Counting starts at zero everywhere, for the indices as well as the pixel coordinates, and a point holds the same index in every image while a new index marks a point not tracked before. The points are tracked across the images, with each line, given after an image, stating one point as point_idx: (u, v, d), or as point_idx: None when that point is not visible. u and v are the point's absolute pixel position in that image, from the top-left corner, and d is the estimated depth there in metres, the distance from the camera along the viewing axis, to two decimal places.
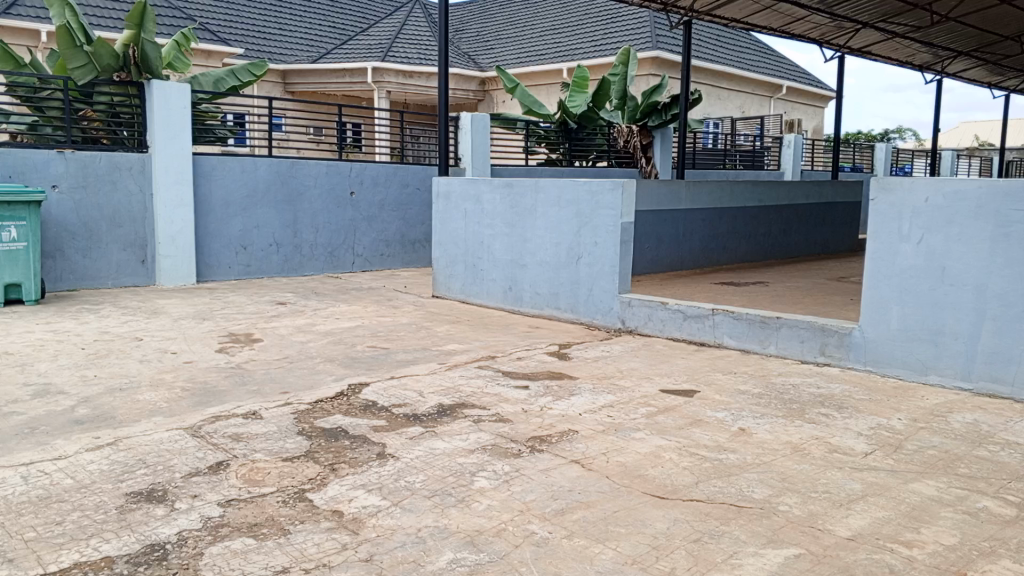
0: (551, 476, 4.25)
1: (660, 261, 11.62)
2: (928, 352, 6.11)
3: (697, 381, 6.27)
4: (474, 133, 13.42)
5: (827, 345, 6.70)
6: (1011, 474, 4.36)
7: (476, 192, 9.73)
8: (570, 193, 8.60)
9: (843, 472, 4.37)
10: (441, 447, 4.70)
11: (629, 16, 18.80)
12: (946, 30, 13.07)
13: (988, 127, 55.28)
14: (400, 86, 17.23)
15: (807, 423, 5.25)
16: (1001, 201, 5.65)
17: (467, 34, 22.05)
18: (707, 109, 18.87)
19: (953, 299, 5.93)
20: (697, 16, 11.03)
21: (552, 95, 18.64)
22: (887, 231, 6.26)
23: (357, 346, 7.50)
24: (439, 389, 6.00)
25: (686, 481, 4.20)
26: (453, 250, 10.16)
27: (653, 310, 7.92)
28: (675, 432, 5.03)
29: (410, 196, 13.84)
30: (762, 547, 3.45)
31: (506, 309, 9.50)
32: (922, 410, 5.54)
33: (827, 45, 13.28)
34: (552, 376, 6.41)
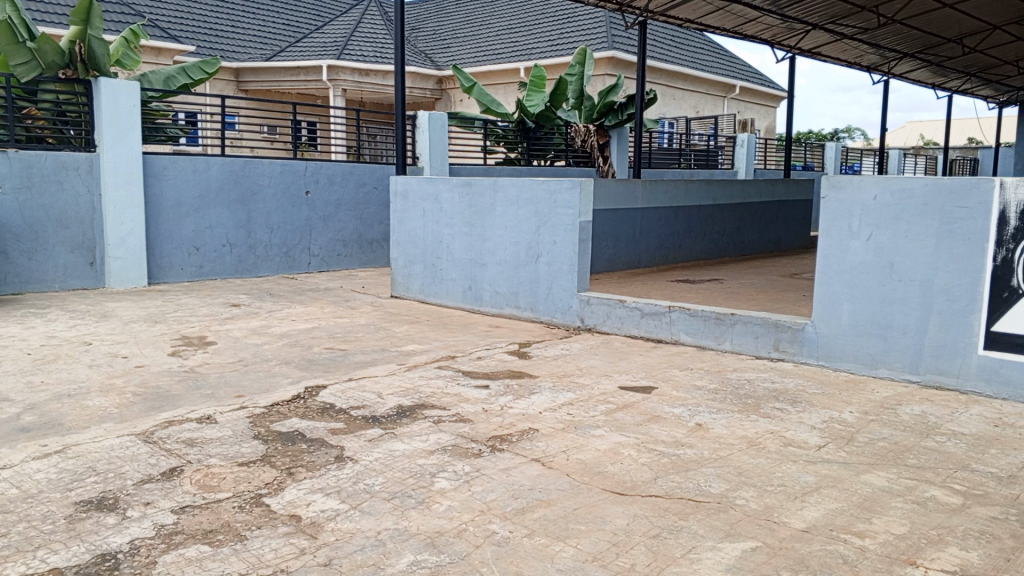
0: (511, 475, 4.25)
1: (617, 259, 11.72)
2: (878, 347, 6.26)
3: (655, 377, 6.33)
4: (431, 131, 13.36)
5: (781, 341, 6.82)
6: (956, 463, 4.49)
7: (434, 191, 9.69)
8: (528, 192, 8.62)
9: (797, 465, 4.46)
10: (400, 448, 4.67)
11: (586, 15, 18.90)
12: (892, 32, 13.41)
13: (932, 126, 56.89)
14: (356, 84, 17.06)
15: (762, 417, 5.34)
16: (946, 198, 5.81)
17: (423, 32, 21.93)
18: (662, 108, 19.07)
19: (902, 295, 6.09)
20: (652, 16, 11.13)
21: (509, 94, 18.67)
22: (837, 229, 6.40)
23: (314, 348, 7.42)
24: (397, 390, 5.96)
25: (645, 477, 4.24)
26: (411, 249, 10.10)
27: (611, 308, 7.97)
28: (634, 428, 5.08)
29: (367, 195, 13.73)
30: (720, 541, 3.50)
31: (465, 308, 9.48)
32: (872, 403, 5.68)
33: (779, 46, 13.51)
34: (512, 374, 6.42)
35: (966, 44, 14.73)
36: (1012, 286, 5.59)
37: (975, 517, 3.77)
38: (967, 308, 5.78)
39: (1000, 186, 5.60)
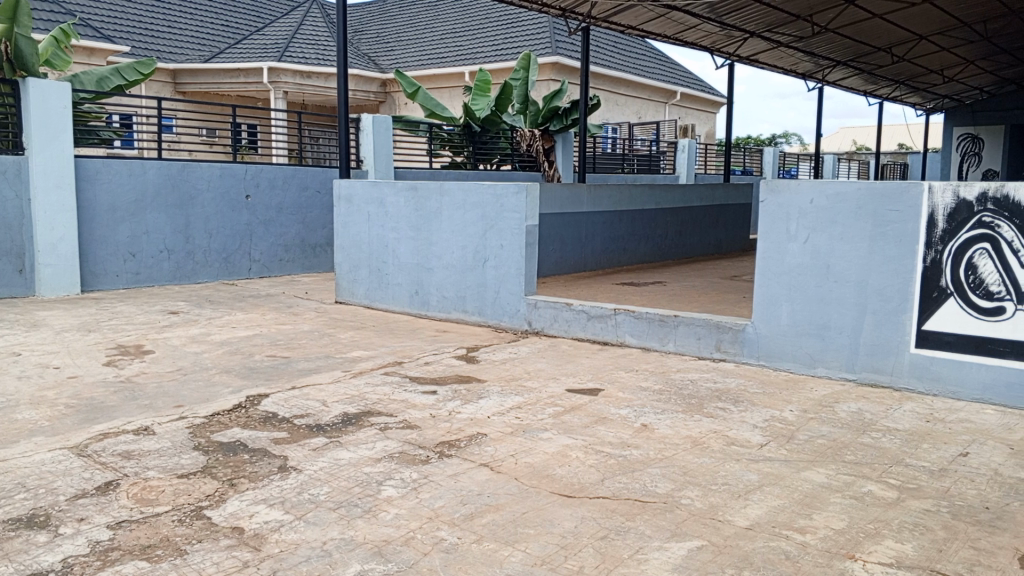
0: (459, 481, 4.23)
1: (564, 262, 11.79)
2: (816, 347, 6.43)
3: (602, 379, 6.39)
4: (376, 134, 13.24)
5: (723, 341, 6.95)
6: (891, 458, 4.64)
7: (379, 194, 9.61)
8: (475, 196, 8.61)
9: (740, 464, 4.54)
10: (346, 457, 4.60)
11: (530, 21, 19.02)
12: (825, 41, 13.82)
13: (864, 132, 58.81)
14: (297, 87, 16.80)
15: (705, 417, 5.43)
16: (879, 201, 6.01)
17: (366, 35, 21.74)
18: (605, 114, 19.31)
19: (838, 295, 6.27)
20: (594, 22, 11.24)
21: (455, 98, 18.65)
22: (775, 232, 6.55)
23: (256, 356, 7.26)
24: (343, 397, 5.88)
25: (592, 479, 4.27)
26: (356, 254, 9.99)
27: (558, 311, 8.02)
28: (581, 431, 5.11)
29: (309, 200, 13.51)
30: (667, 541, 3.54)
31: (412, 313, 9.41)
32: (811, 401, 5.83)
33: (718, 53, 13.80)
34: (461, 379, 6.39)
35: (895, 52, 15.28)
36: (941, 287, 5.81)
37: (909, 510, 3.90)
38: (899, 307, 5.98)
39: (928, 190, 5.82)
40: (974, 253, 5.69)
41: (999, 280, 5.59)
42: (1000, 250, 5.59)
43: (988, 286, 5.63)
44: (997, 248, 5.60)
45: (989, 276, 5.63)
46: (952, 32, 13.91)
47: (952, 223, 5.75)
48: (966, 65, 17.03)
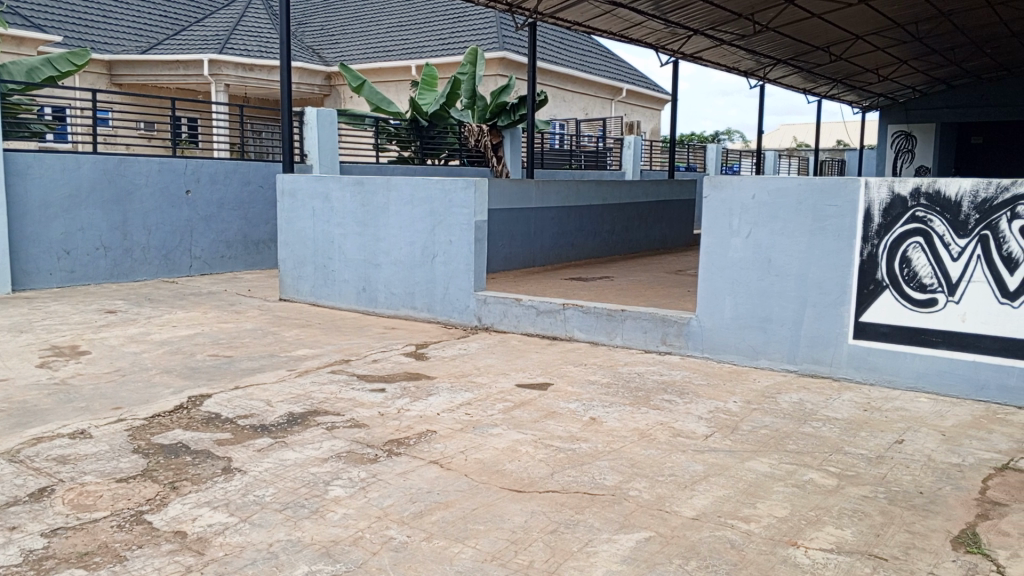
0: (408, 479, 4.19)
1: (512, 258, 11.81)
2: (758, 339, 6.57)
3: (551, 374, 6.42)
4: (320, 129, 13.05)
5: (668, 335, 7.05)
6: (831, 447, 4.77)
7: (324, 189, 9.46)
8: (423, 191, 8.54)
9: (686, 455, 4.61)
10: (292, 457, 4.53)
11: (476, 15, 18.96)
12: (766, 39, 14.11)
13: (804, 130, 60.23)
14: (239, 80, 16.43)
15: (652, 409, 5.50)
16: (818, 197, 6.16)
17: (310, 28, 21.37)
18: (553, 110, 19.43)
19: (779, 289, 6.41)
20: (540, 18, 11.26)
21: (401, 93, 18.48)
22: (718, 227, 6.67)
23: (198, 355, 7.09)
24: (288, 396, 5.78)
25: (542, 473, 4.28)
26: (300, 250, 9.83)
27: (508, 307, 8.02)
28: (531, 425, 5.12)
29: (252, 195, 13.23)
30: (615, 533, 3.58)
31: (359, 310, 9.31)
32: (754, 392, 5.96)
33: (662, 50, 13.97)
34: (410, 376, 6.35)
35: (832, 51, 15.68)
36: (877, 280, 5.99)
37: (848, 497, 4.01)
38: (838, 300, 6.15)
39: (865, 185, 5.99)
40: (909, 247, 5.88)
41: (931, 273, 5.79)
42: (933, 243, 5.79)
43: (922, 279, 5.83)
44: (930, 242, 5.80)
45: (922, 269, 5.82)
46: (886, 32, 14.35)
47: (888, 217, 5.94)
48: (900, 65, 17.56)
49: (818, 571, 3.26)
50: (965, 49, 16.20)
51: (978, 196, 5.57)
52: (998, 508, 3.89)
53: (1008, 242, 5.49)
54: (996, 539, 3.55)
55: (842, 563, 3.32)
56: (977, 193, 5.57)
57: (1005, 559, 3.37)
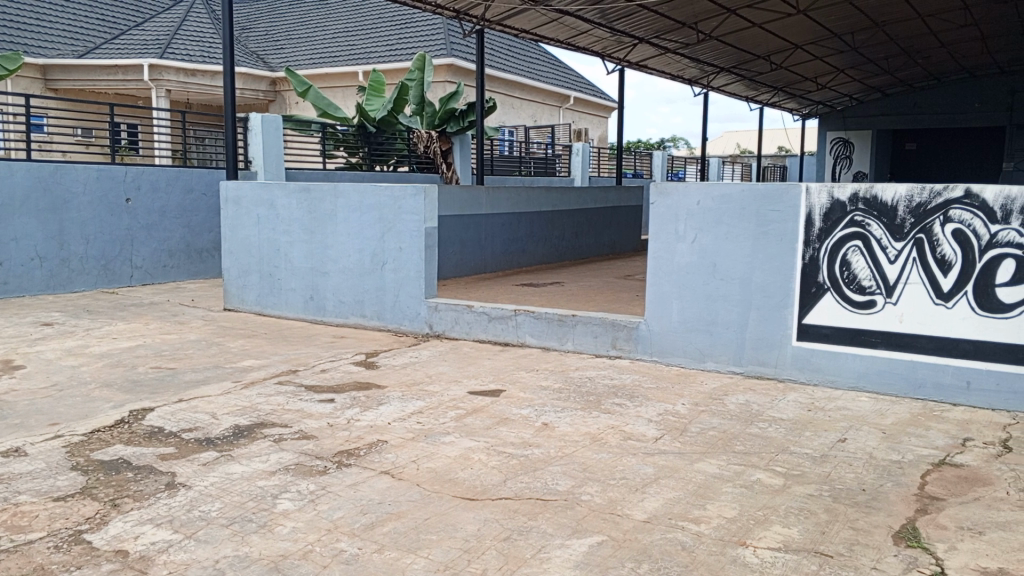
0: (359, 491, 4.14)
1: (464, 264, 11.80)
2: (704, 341, 6.68)
3: (503, 380, 6.42)
4: (265, 134, 12.82)
5: (618, 339, 7.12)
6: (777, 447, 4.87)
7: (269, 196, 9.30)
8: (372, 198, 8.48)
9: (637, 458, 4.66)
10: (238, 471, 4.43)
11: (423, 22, 18.95)
12: (709, 48, 14.38)
13: (747, 136, 61.69)
14: (181, 85, 16.08)
15: (603, 413, 5.54)
16: (760, 202, 6.30)
17: (254, 33, 21.03)
18: (502, 117, 19.55)
19: (724, 293, 6.52)
20: (487, 25, 11.28)
21: (348, 99, 18.31)
22: (665, 232, 6.76)
23: (139, 368, 6.90)
24: (234, 409, 5.66)
25: (494, 480, 4.27)
26: (245, 259, 9.64)
27: (459, 314, 8.00)
28: (483, 432, 5.11)
29: (195, 203, 12.95)
30: (568, 538, 3.59)
31: (307, 319, 9.17)
32: (702, 394, 6.05)
33: (609, 58, 14.12)
34: (360, 386, 6.27)
35: (773, 60, 16.07)
36: (818, 282, 6.15)
37: (795, 496, 4.10)
38: (781, 303, 6.29)
39: (805, 191, 6.16)
40: (848, 250, 6.05)
41: (870, 275, 5.96)
42: (871, 247, 5.97)
43: (861, 281, 6.00)
44: (868, 245, 5.98)
45: (861, 272, 6.00)
46: (824, 42, 14.77)
47: (827, 222, 6.10)
48: (838, 73, 18.09)
49: (766, 569, 3.31)
50: (899, 59, 16.76)
51: (913, 201, 5.76)
52: (936, 502, 4.01)
53: (941, 245, 5.68)
54: (935, 533, 3.66)
55: (789, 561, 3.38)
56: (912, 198, 5.77)
57: (943, 552, 3.48)
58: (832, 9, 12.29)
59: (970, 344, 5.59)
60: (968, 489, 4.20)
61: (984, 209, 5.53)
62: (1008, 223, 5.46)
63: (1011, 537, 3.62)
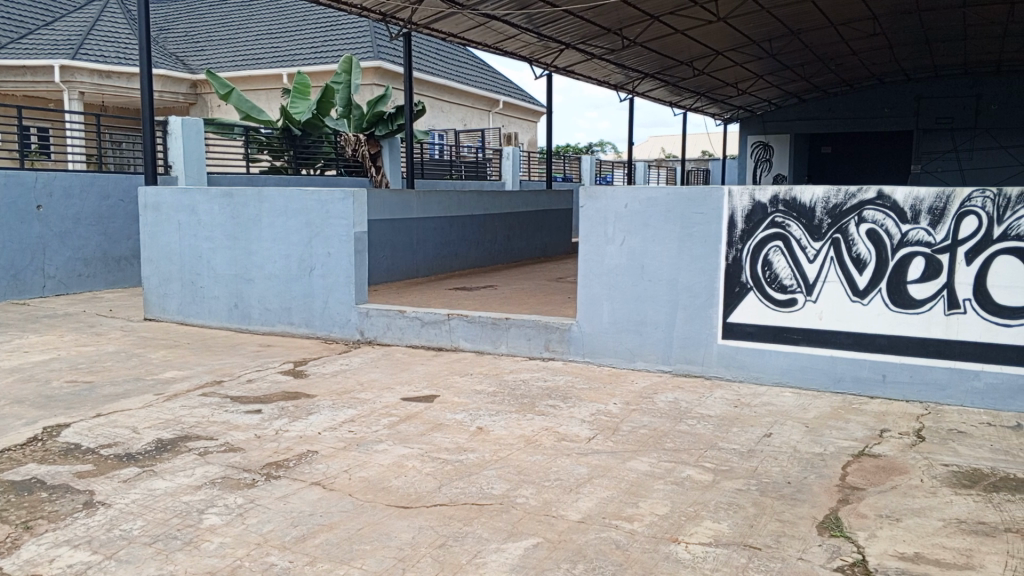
0: (289, 503, 4.04)
1: (395, 269, 11.70)
2: (634, 341, 6.78)
3: (437, 385, 6.38)
4: (186, 138, 12.42)
5: (551, 341, 7.16)
6: (706, 443, 4.98)
7: (191, 201, 9.02)
8: (298, 202, 8.31)
9: (571, 458, 4.69)
10: (161, 487, 4.26)
11: (349, 24, 18.71)
12: (634, 53, 14.63)
13: (670, 141, 63.22)
14: (95, 87, 15.48)
15: (537, 415, 5.56)
16: (686, 205, 6.44)
17: (172, 34, 20.38)
18: (432, 120, 19.50)
19: (652, 293, 6.64)
20: (415, 28, 11.21)
21: (273, 101, 17.92)
22: (595, 235, 6.84)
23: (54, 382, 6.58)
24: (156, 422, 5.45)
25: (429, 487, 4.23)
26: (166, 267, 9.31)
27: (391, 319, 7.90)
28: (417, 439, 5.06)
29: (111, 209, 12.45)
30: (504, 542, 3.58)
31: (232, 328, 8.92)
32: (633, 393, 6.15)
33: (536, 63, 14.21)
34: (288, 396, 6.12)
35: (696, 66, 16.48)
36: (741, 282, 6.32)
37: (724, 491, 4.20)
38: (707, 302, 6.45)
39: (728, 194, 6.33)
40: (770, 250, 6.23)
41: (791, 274, 6.16)
42: (791, 247, 6.17)
43: (782, 280, 6.19)
44: (788, 245, 6.18)
45: (782, 271, 6.19)
46: (743, 49, 15.23)
47: (749, 224, 6.29)
48: (757, 79, 18.67)
49: (697, 565, 3.37)
50: (813, 65, 17.41)
51: (830, 202, 6.00)
52: (856, 492, 4.17)
53: (856, 244, 5.92)
54: (855, 522, 3.80)
55: (720, 555, 3.46)
56: (828, 200, 6.00)
57: (864, 539, 3.61)
58: (752, 16, 12.69)
59: (884, 339, 5.84)
60: (886, 478, 4.37)
61: (895, 210, 5.78)
62: (917, 223, 5.71)
63: (925, 522, 3.79)
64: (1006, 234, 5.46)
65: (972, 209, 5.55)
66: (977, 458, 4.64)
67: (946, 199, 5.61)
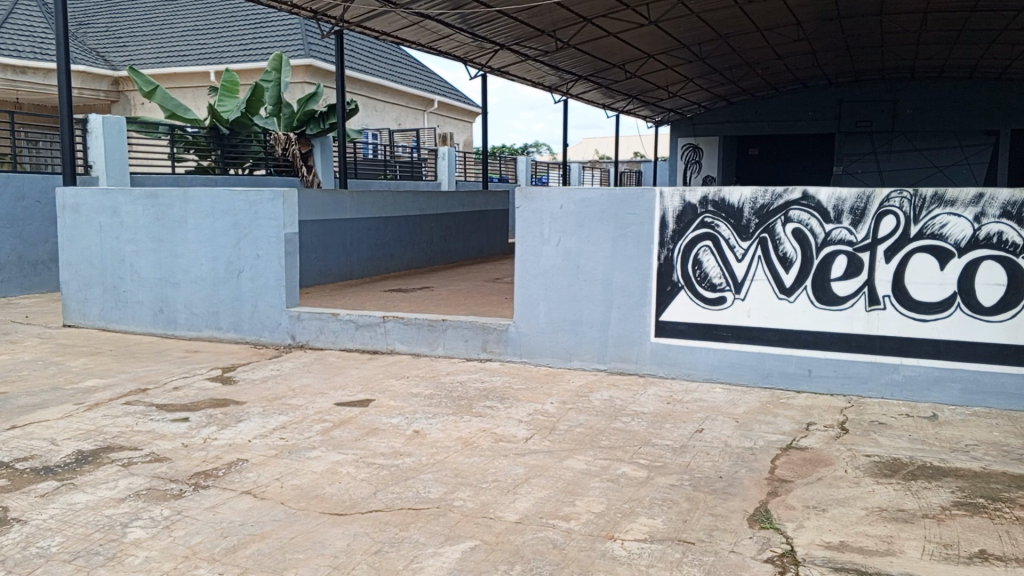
0: (218, 513, 3.92)
1: (328, 272, 11.52)
2: (570, 341, 6.83)
3: (372, 389, 6.29)
4: (107, 137, 11.98)
5: (488, 342, 7.16)
6: (640, 440, 5.05)
7: (112, 203, 8.69)
8: (226, 203, 8.10)
9: (508, 459, 4.70)
10: (82, 501, 4.09)
11: (279, 21, 18.32)
12: (567, 56, 14.77)
13: (604, 142, 64.16)
14: (9, 83, 14.79)
15: (474, 417, 5.54)
16: (619, 205, 6.52)
17: (92, 29, 19.61)
18: (365, 119, 19.29)
19: (588, 293, 6.71)
20: (347, 26, 11.05)
21: (200, 99, 17.44)
22: (531, 236, 6.86)
23: None
24: (76, 433, 5.23)
25: (364, 493, 4.17)
26: (86, 270, 8.95)
27: (324, 323, 7.77)
28: (352, 444, 4.98)
29: (27, 211, 11.90)
30: (441, 546, 3.56)
31: (157, 333, 8.63)
32: (569, 392, 6.19)
33: (470, 64, 14.21)
34: (217, 403, 5.95)
35: (628, 69, 16.73)
36: (673, 281, 6.44)
37: (658, 487, 4.26)
38: (640, 302, 6.54)
39: (660, 195, 6.43)
40: (700, 250, 6.36)
41: (720, 273, 6.30)
42: (720, 247, 6.31)
43: (712, 279, 6.33)
44: (717, 245, 6.32)
45: (712, 270, 6.32)
46: (674, 52, 15.54)
47: (680, 224, 6.40)
48: (687, 82, 19.04)
49: (633, 562, 3.41)
50: (740, 69, 17.84)
51: (758, 203, 6.16)
52: (785, 484, 4.29)
53: (782, 243, 6.09)
54: (784, 513, 3.91)
55: (654, 551, 3.51)
56: (756, 200, 6.16)
57: (793, 530, 3.71)
58: (681, 20, 12.95)
59: (810, 335, 6.02)
60: (812, 469, 4.51)
61: (819, 210, 5.97)
62: (839, 222, 5.92)
63: (849, 512, 3.92)
64: (922, 233, 5.69)
65: (890, 209, 5.77)
66: (897, 449, 4.82)
67: (866, 200, 5.83)
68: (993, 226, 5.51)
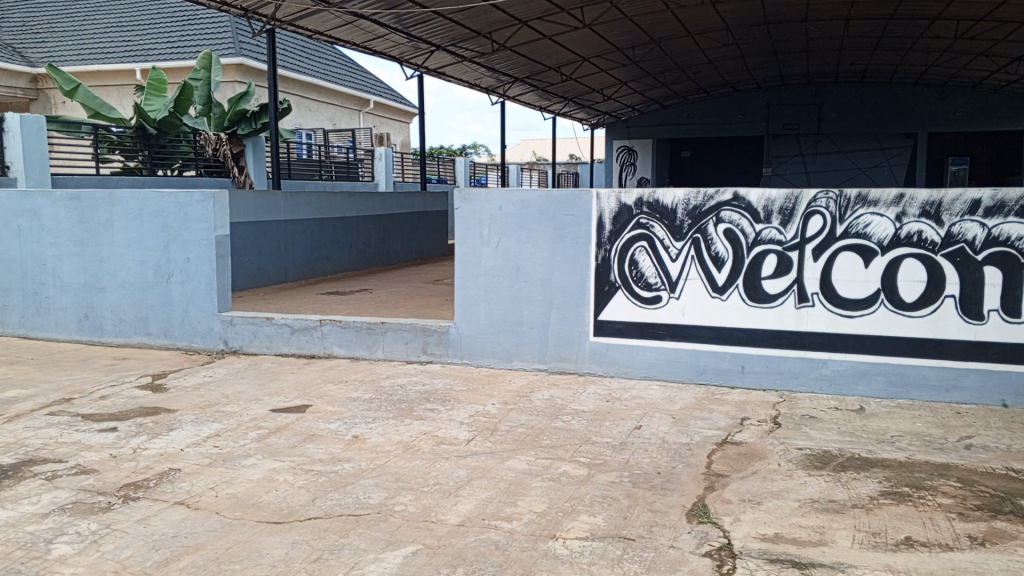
0: (149, 525, 3.80)
1: (262, 273, 11.29)
2: (511, 341, 6.84)
3: (309, 395, 6.18)
4: (26, 138, 11.47)
5: (429, 344, 7.11)
6: (581, 438, 5.08)
7: (32, 206, 8.32)
8: (153, 205, 7.84)
9: (450, 462, 4.67)
10: (2, 517, 3.90)
11: (209, 18, 17.86)
12: (504, 58, 14.81)
13: (542, 144, 64.71)
14: None
15: (415, 420, 5.50)
16: (557, 206, 6.56)
17: (7, 24, 18.79)
18: (299, 119, 19.00)
19: (527, 293, 6.73)
20: (279, 25, 10.83)
21: (125, 98, 16.84)
22: (470, 237, 6.85)
23: None
24: None
25: (302, 501, 4.09)
26: (5, 276, 8.57)
27: (258, 327, 7.60)
28: (289, 451, 4.88)
29: None
30: (382, 551, 3.51)
31: (82, 340, 8.30)
32: (510, 392, 6.20)
33: (406, 64, 14.11)
34: (146, 412, 5.76)
35: (563, 71, 16.87)
36: (610, 281, 6.52)
37: (599, 484, 4.31)
38: (579, 301, 6.61)
39: (596, 196, 6.50)
40: (636, 250, 6.45)
41: (656, 273, 6.40)
42: (655, 247, 6.41)
43: (648, 278, 6.43)
44: (653, 245, 6.42)
45: (648, 270, 6.42)
46: (608, 55, 15.75)
47: (617, 225, 6.49)
48: (621, 85, 19.28)
49: (575, 560, 3.43)
50: (673, 72, 18.16)
51: (690, 204, 6.28)
52: (721, 479, 4.38)
53: (715, 243, 6.23)
54: (721, 507, 3.99)
55: (596, 549, 3.54)
56: (689, 202, 6.28)
57: (729, 524, 3.80)
58: (616, 23, 13.10)
59: (743, 332, 6.17)
60: (747, 464, 4.62)
61: (749, 210, 6.13)
62: (769, 222, 6.09)
63: (783, 504, 4.03)
64: (847, 232, 5.89)
65: (817, 209, 5.96)
66: (827, 441, 4.99)
67: (794, 200, 6.01)
68: (914, 225, 5.74)
